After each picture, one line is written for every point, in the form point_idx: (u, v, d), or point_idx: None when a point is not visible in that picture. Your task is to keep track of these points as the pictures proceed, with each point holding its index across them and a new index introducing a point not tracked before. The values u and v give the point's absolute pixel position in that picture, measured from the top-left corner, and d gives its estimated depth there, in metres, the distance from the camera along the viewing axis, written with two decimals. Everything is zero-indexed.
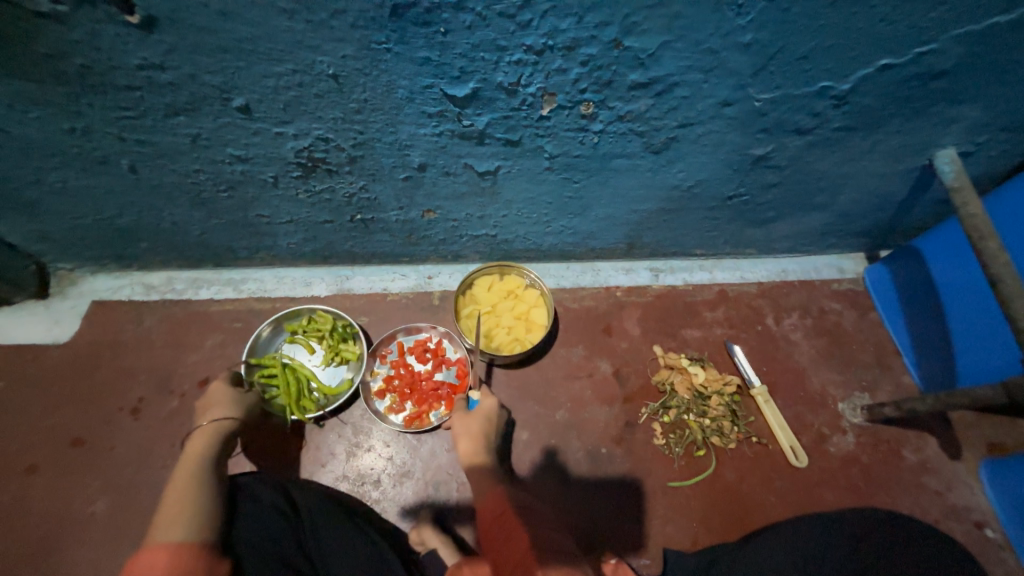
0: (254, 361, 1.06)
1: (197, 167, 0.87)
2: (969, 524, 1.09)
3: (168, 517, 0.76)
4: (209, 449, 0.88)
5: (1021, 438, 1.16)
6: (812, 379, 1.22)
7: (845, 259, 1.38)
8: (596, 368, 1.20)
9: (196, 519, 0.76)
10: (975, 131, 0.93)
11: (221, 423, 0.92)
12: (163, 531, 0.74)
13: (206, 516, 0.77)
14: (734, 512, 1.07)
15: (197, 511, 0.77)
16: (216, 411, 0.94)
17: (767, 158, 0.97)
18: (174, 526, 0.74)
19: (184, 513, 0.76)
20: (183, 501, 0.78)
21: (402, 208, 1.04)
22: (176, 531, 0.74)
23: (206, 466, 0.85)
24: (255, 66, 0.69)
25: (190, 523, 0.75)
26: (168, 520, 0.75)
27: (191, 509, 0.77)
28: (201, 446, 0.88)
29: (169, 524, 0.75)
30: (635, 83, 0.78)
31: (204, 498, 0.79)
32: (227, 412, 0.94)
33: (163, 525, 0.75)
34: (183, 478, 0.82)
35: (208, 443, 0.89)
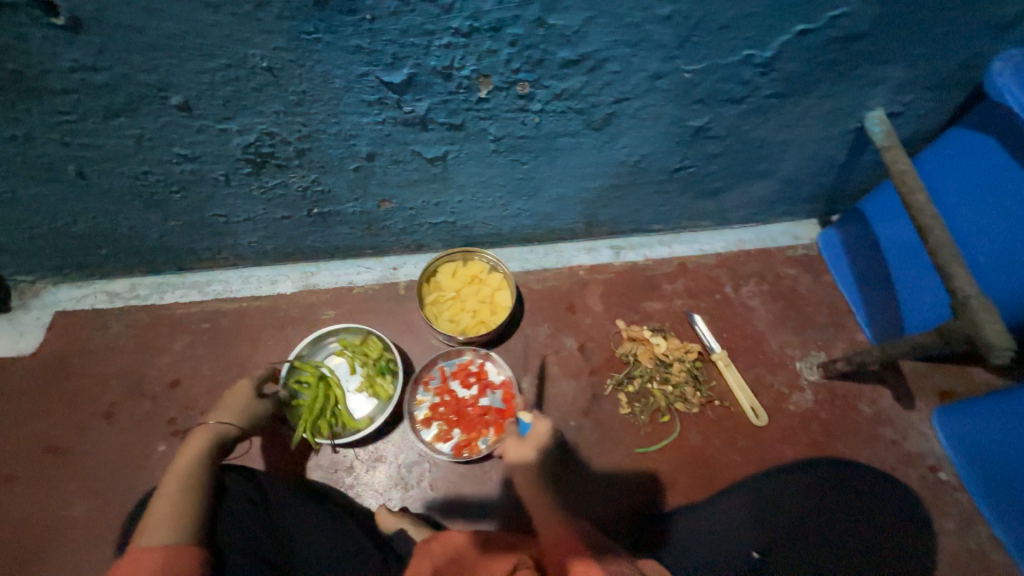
0: (296, 364, 1.08)
1: (146, 168, 0.89)
2: (924, 470, 1.14)
3: (159, 519, 0.76)
4: (205, 450, 0.88)
5: (969, 385, 1.22)
6: (770, 342, 1.27)
7: (799, 226, 1.43)
8: (561, 345, 1.24)
9: (185, 522, 0.76)
10: (901, 90, 0.96)
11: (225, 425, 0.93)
12: (152, 534, 0.74)
13: (195, 518, 0.77)
14: (696, 473, 1.12)
15: (187, 513, 0.77)
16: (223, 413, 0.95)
17: (706, 129, 1.00)
18: (164, 529, 0.74)
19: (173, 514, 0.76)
20: (175, 503, 0.78)
21: (358, 199, 1.07)
22: (162, 533, 0.74)
23: (200, 467, 0.85)
24: (189, 63, 0.71)
25: (178, 526, 0.75)
26: (159, 522, 0.75)
27: (181, 511, 0.77)
28: (199, 446, 0.88)
29: (159, 526, 0.75)
30: (565, 61, 0.80)
31: (195, 499, 0.80)
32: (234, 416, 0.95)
33: (153, 527, 0.75)
34: (176, 478, 0.82)
35: (207, 444, 0.89)
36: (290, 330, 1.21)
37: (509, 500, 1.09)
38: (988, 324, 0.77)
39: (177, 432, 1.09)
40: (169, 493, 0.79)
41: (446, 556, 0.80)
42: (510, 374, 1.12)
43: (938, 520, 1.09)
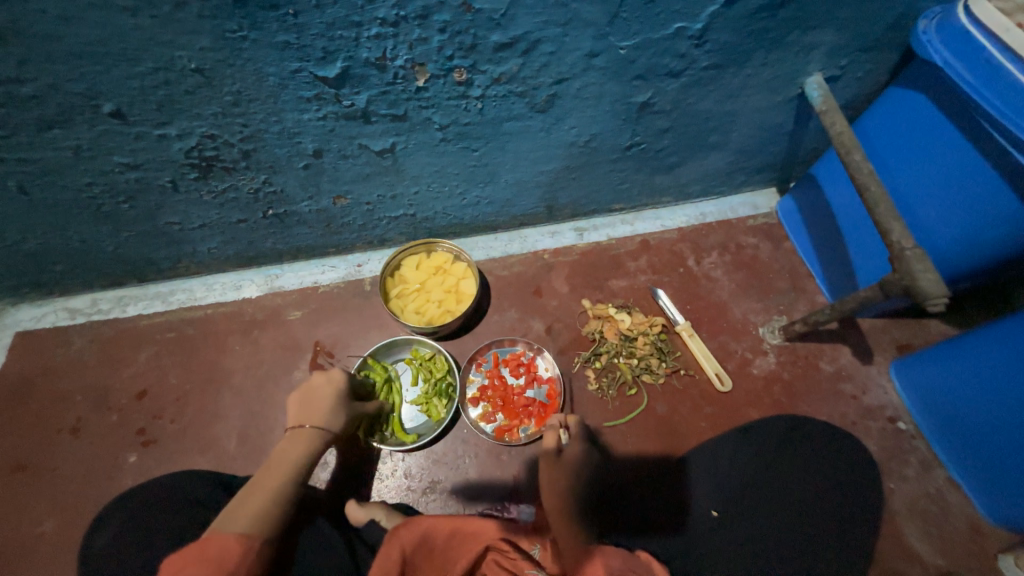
0: (370, 360, 1.12)
1: (89, 180, 0.89)
2: (884, 421, 1.18)
3: (254, 512, 0.72)
4: (308, 455, 0.82)
5: (926, 337, 1.26)
6: (733, 311, 1.30)
7: (758, 196, 1.45)
8: (530, 328, 1.27)
9: (277, 524, 0.73)
10: (835, 54, 0.97)
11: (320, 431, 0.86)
12: (245, 523, 0.70)
13: (283, 521, 0.74)
14: (665, 442, 1.15)
15: (280, 513, 0.74)
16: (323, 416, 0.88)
17: (651, 104, 1.01)
18: (257, 522, 0.71)
19: (270, 512, 0.73)
20: (273, 502, 0.74)
21: (313, 198, 1.07)
22: (259, 526, 0.70)
23: (300, 471, 0.80)
24: (116, 68, 0.71)
25: (271, 526, 0.72)
26: (256, 514, 0.72)
27: (274, 509, 0.74)
28: (302, 448, 0.82)
29: (255, 518, 0.71)
30: (498, 45, 0.80)
31: (288, 504, 0.76)
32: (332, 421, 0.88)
33: (248, 516, 0.71)
34: (278, 478, 0.77)
35: (312, 446, 0.83)
36: (257, 334, 1.22)
37: (483, 483, 1.11)
38: (922, 273, 0.77)
39: (147, 442, 1.12)
40: (269, 491, 0.75)
41: (414, 542, 0.82)
42: (559, 373, 1.15)
43: (899, 468, 1.13)
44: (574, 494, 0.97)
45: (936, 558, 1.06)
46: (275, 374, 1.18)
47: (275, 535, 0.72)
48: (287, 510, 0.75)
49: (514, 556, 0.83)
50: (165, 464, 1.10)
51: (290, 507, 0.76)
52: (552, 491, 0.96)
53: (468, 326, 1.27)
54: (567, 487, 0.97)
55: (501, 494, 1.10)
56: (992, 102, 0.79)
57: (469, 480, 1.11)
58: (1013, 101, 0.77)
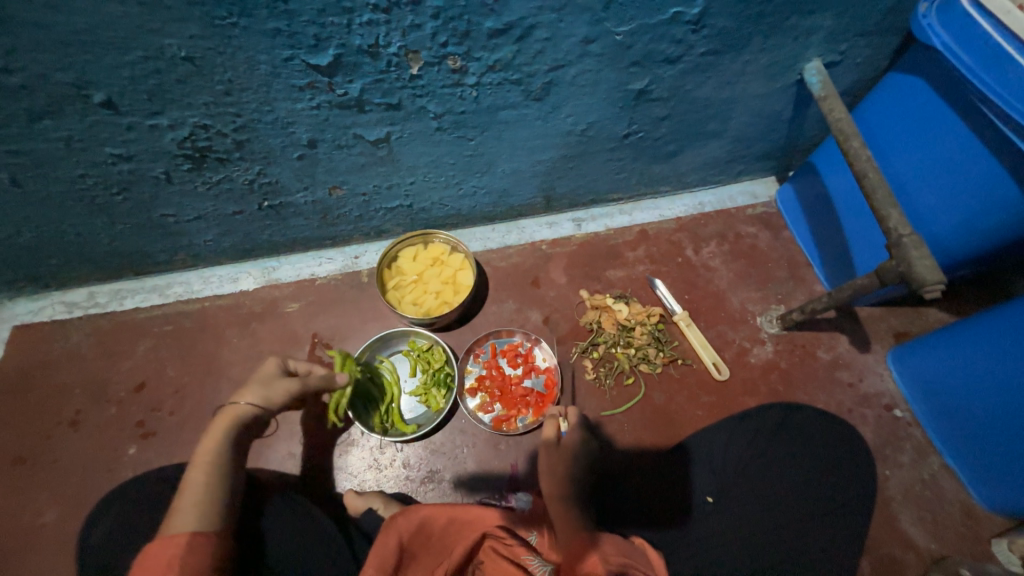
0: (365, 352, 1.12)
1: (82, 171, 0.89)
2: (880, 409, 1.18)
3: (189, 507, 0.72)
4: (230, 438, 0.79)
5: (923, 326, 1.26)
6: (731, 300, 1.30)
7: (757, 185, 1.45)
8: (528, 319, 1.27)
9: (216, 513, 0.73)
10: (835, 39, 0.95)
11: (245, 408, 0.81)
12: (182, 520, 0.70)
13: (223, 507, 0.74)
14: (662, 430, 1.16)
15: (216, 501, 0.74)
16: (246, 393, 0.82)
17: (648, 92, 1.00)
18: (194, 517, 0.71)
19: (205, 502, 0.72)
20: (206, 491, 0.73)
21: (308, 188, 1.06)
22: (196, 521, 0.70)
23: (229, 457, 0.78)
24: (105, 57, 0.70)
25: (209, 516, 0.72)
26: (189, 509, 0.71)
27: (211, 498, 0.73)
28: (224, 432, 0.79)
29: (189, 514, 0.71)
30: (493, 31, 0.79)
31: (224, 490, 0.75)
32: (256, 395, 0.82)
33: (182, 513, 0.71)
34: (204, 468, 0.75)
35: (234, 428, 0.79)
36: (255, 326, 1.23)
37: (481, 472, 1.12)
38: (918, 259, 0.77)
39: (146, 433, 1.12)
40: (201, 483, 0.74)
41: (412, 530, 0.82)
42: (556, 363, 1.15)
43: (894, 455, 1.14)
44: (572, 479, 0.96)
45: (930, 543, 1.07)
46: None
47: (215, 523, 0.72)
48: (224, 496, 0.75)
49: (512, 543, 0.83)
50: (164, 455, 1.10)
51: (227, 492, 0.75)
52: (550, 476, 0.95)
53: (466, 317, 1.27)
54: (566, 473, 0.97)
55: (499, 483, 1.11)
56: (992, 85, 0.78)
57: (467, 470, 1.12)
58: (1013, 84, 0.76)
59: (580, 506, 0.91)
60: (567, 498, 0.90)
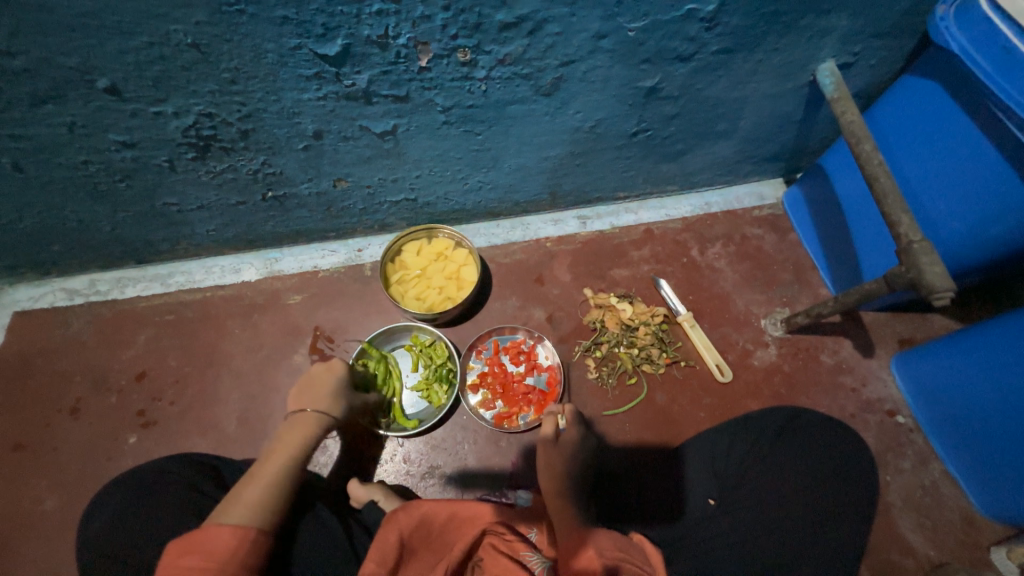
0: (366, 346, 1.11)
1: (84, 158, 0.88)
2: (883, 414, 1.18)
3: (251, 501, 0.71)
4: (308, 442, 0.82)
5: (927, 332, 1.26)
6: (735, 302, 1.29)
7: (764, 186, 1.43)
8: (531, 316, 1.26)
9: (275, 513, 0.72)
10: (849, 40, 0.94)
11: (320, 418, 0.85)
12: (244, 513, 0.69)
13: (282, 509, 0.74)
14: (664, 431, 1.15)
15: (279, 502, 0.74)
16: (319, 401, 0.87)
17: (658, 89, 0.99)
18: (256, 512, 0.70)
19: (268, 501, 0.72)
20: (272, 489, 0.74)
21: (312, 180, 1.05)
22: (257, 516, 0.70)
23: (302, 460, 0.80)
24: (110, 43, 0.69)
25: (270, 514, 0.71)
26: (250, 504, 0.71)
27: (271, 497, 0.73)
28: (302, 433, 0.83)
29: (252, 508, 0.70)
30: (504, 24, 0.77)
31: (288, 491, 0.76)
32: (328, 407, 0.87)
33: (243, 506, 0.70)
34: (276, 466, 0.77)
35: (313, 432, 0.84)
36: (256, 317, 1.22)
37: (481, 469, 1.12)
38: (929, 266, 0.76)
39: (146, 423, 1.12)
40: (267, 479, 0.75)
41: (413, 525, 0.83)
42: (559, 361, 1.15)
43: (895, 460, 1.14)
44: (573, 477, 0.96)
45: (929, 549, 1.07)
46: (275, 358, 1.18)
47: (273, 523, 0.71)
48: (286, 496, 0.75)
49: (510, 537, 0.83)
50: (164, 444, 1.10)
51: (291, 494, 0.76)
52: (547, 471, 0.96)
53: (469, 313, 1.26)
54: (566, 470, 0.97)
55: (499, 480, 1.11)
56: (1008, 90, 0.77)
57: (467, 465, 1.12)
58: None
59: (579, 505, 0.91)
60: (569, 500, 0.91)
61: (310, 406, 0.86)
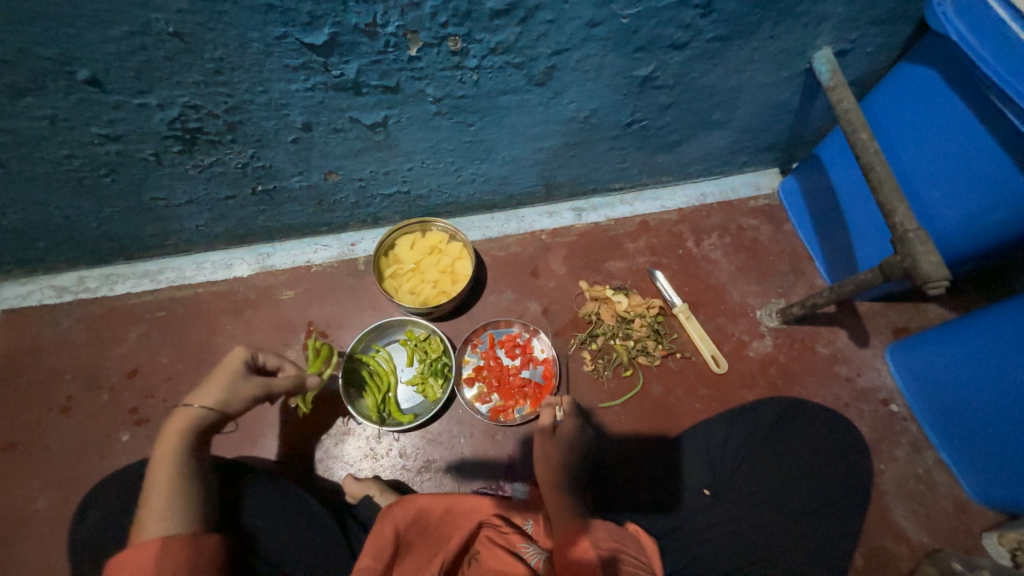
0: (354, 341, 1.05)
1: (68, 152, 0.86)
2: (877, 403, 1.19)
3: (156, 514, 0.68)
4: (189, 440, 0.75)
5: (922, 321, 1.26)
6: (731, 293, 1.29)
7: (760, 176, 1.43)
8: (526, 309, 1.26)
9: (190, 514, 0.70)
10: (846, 27, 0.92)
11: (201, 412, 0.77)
12: (152, 527, 0.67)
13: (197, 507, 0.71)
14: (660, 423, 1.15)
15: (185, 503, 0.70)
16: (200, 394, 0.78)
17: (653, 78, 0.98)
18: (165, 521, 0.67)
19: (174, 506, 0.69)
20: (172, 494, 0.70)
21: (302, 173, 1.03)
22: (165, 525, 0.67)
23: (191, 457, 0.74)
24: (89, 32, 0.67)
25: (184, 518, 0.69)
26: (156, 516, 0.68)
27: (178, 501, 0.70)
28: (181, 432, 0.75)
29: (157, 519, 0.67)
30: (495, 11, 0.75)
31: (193, 490, 0.72)
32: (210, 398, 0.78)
33: (149, 520, 0.67)
34: (164, 472, 0.72)
35: (191, 428, 0.76)
36: (249, 313, 1.21)
37: (478, 462, 1.12)
38: (924, 255, 0.76)
39: (139, 420, 1.11)
40: (162, 487, 0.70)
41: (409, 519, 0.84)
42: (555, 354, 1.15)
43: (889, 449, 1.15)
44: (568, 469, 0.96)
45: (921, 536, 1.08)
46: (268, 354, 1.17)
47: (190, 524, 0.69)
48: (196, 496, 0.72)
49: (506, 529, 0.84)
50: (157, 442, 1.10)
51: (198, 491, 0.73)
52: (543, 462, 0.97)
53: (465, 307, 1.26)
54: (562, 462, 0.97)
55: (495, 474, 1.11)
56: (998, 69, 0.76)
57: (464, 459, 1.12)
58: (1019, 69, 0.75)
59: (575, 496, 0.91)
60: (565, 492, 0.91)
61: (189, 399, 0.77)
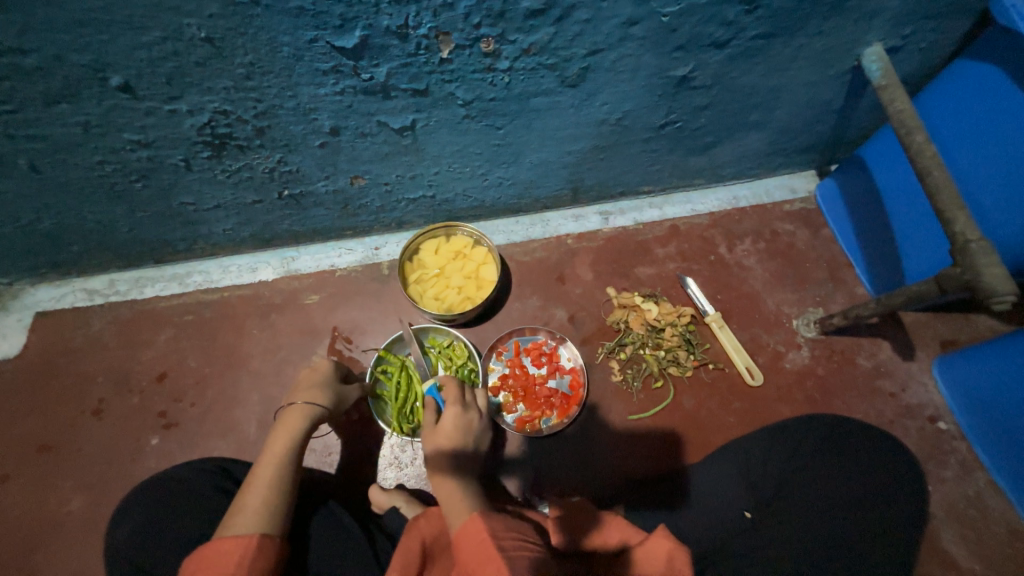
0: (382, 354, 1.08)
1: (100, 158, 0.86)
2: (923, 420, 1.12)
3: (252, 510, 0.73)
4: (298, 439, 0.84)
5: (973, 333, 1.19)
6: (766, 301, 1.24)
7: (797, 179, 1.36)
8: (552, 316, 1.23)
9: (278, 517, 0.74)
10: (900, 22, 0.86)
11: (311, 411, 0.88)
12: (246, 522, 0.71)
13: (286, 513, 0.76)
14: (690, 437, 1.11)
15: (278, 504, 0.75)
16: (309, 395, 0.91)
17: (690, 79, 0.93)
18: (258, 520, 0.72)
19: (269, 506, 0.74)
20: (271, 492, 0.76)
21: (329, 177, 1.02)
22: (261, 524, 0.72)
23: (295, 455, 0.82)
24: (121, 38, 0.66)
25: (273, 520, 0.73)
26: (254, 513, 0.73)
27: (272, 504, 0.75)
28: (293, 429, 0.85)
29: (253, 516, 0.72)
30: (530, 11, 0.72)
31: (287, 492, 0.78)
32: (316, 400, 0.90)
33: (247, 516, 0.72)
34: (270, 469, 0.79)
35: (300, 427, 0.86)
36: (274, 318, 1.21)
37: (502, 474, 1.09)
38: (987, 268, 0.70)
39: (167, 424, 1.12)
40: (265, 484, 0.77)
41: (434, 535, 0.81)
42: (582, 364, 1.12)
43: (937, 469, 1.08)
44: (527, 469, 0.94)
45: (972, 564, 1.02)
46: (293, 359, 1.17)
47: (278, 528, 0.73)
48: (287, 501, 0.77)
49: None
50: (185, 446, 1.10)
51: (289, 495, 0.78)
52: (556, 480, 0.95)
53: (490, 313, 1.23)
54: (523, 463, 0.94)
55: (522, 486, 1.09)
56: None
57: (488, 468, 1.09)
58: None
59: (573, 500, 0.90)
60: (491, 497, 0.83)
61: (299, 400, 0.88)
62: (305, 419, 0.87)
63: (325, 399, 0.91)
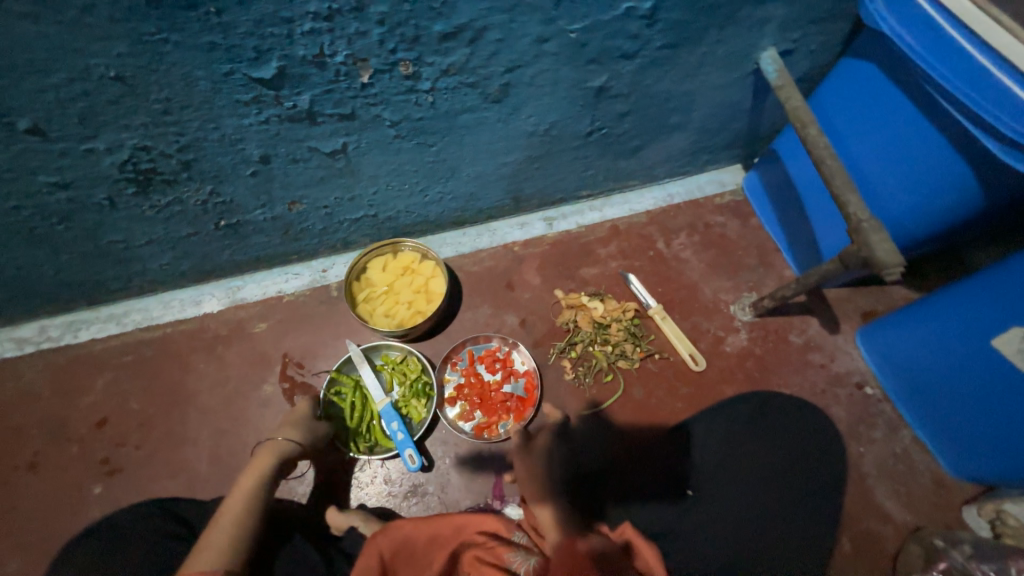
0: (335, 375, 1.09)
1: (15, 203, 0.84)
2: (852, 387, 1.21)
3: (218, 546, 0.74)
4: (269, 475, 0.88)
5: (888, 303, 1.30)
6: (703, 290, 1.31)
7: (724, 173, 1.46)
8: (504, 322, 1.26)
9: (242, 552, 0.75)
10: (787, 28, 0.96)
11: (284, 446, 0.93)
12: (209, 557, 0.72)
13: (249, 549, 0.76)
14: (644, 426, 1.16)
15: (244, 539, 0.77)
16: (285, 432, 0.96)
17: (607, 88, 0.99)
18: (222, 555, 0.73)
19: (234, 541, 0.75)
20: (238, 528, 0.77)
21: (265, 205, 1.02)
22: (223, 559, 0.72)
23: (264, 492, 0.85)
24: (25, 81, 0.66)
25: (236, 555, 0.74)
26: (218, 549, 0.73)
27: (236, 539, 0.76)
28: (265, 465, 0.89)
29: (216, 551, 0.73)
30: (443, 35, 0.76)
31: (253, 528, 0.79)
32: (291, 436, 0.95)
33: (211, 552, 0.73)
34: (238, 505, 0.81)
35: (273, 463, 0.90)
36: (221, 350, 1.18)
37: (465, 482, 1.10)
38: (878, 242, 0.78)
39: (111, 471, 1.08)
40: (231, 520, 0.79)
41: (394, 548, 0.82)
42: (535, 366, 1.15)
43: (867, 431, 1.17)
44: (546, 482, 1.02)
45: (904, 515, 1.10)
46: (244, 390, 1.15)
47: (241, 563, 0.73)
48: (251, 536, 0.78)
49: (493, 546, 0.83)
50: (133, 491, 1.06)
51: (256, 530, 0.79)
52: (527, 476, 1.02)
53: (442, 326, 1.25)
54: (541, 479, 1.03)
55: (482, 492, 1.10)
56: (918, 49, 0.82)
57: (449, 479, 1.10)
58: (941, 56, 0.80)
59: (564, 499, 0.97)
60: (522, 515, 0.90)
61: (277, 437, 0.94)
62: (280, 455, 0.91)
63: (299, 436, 0.95)
